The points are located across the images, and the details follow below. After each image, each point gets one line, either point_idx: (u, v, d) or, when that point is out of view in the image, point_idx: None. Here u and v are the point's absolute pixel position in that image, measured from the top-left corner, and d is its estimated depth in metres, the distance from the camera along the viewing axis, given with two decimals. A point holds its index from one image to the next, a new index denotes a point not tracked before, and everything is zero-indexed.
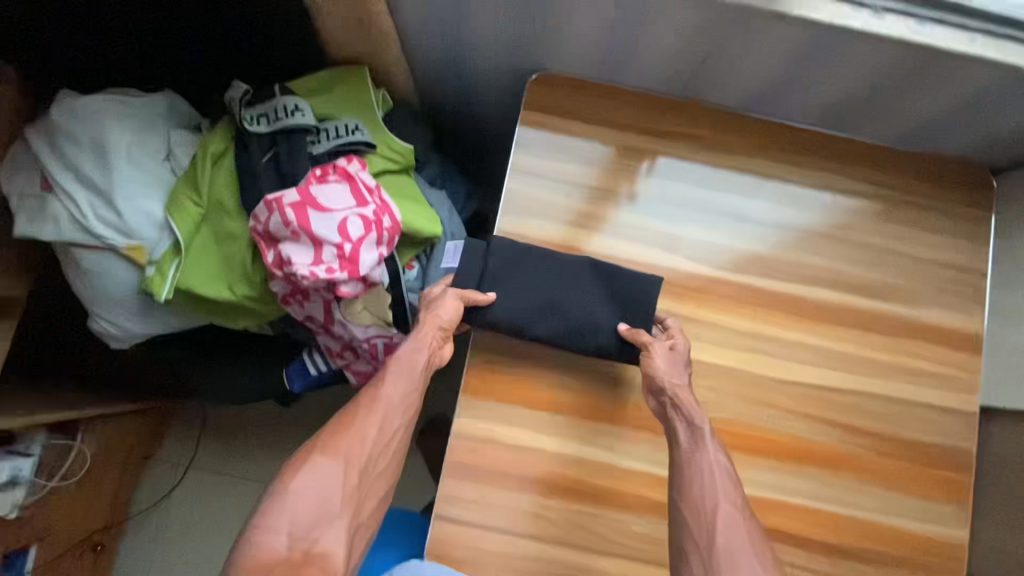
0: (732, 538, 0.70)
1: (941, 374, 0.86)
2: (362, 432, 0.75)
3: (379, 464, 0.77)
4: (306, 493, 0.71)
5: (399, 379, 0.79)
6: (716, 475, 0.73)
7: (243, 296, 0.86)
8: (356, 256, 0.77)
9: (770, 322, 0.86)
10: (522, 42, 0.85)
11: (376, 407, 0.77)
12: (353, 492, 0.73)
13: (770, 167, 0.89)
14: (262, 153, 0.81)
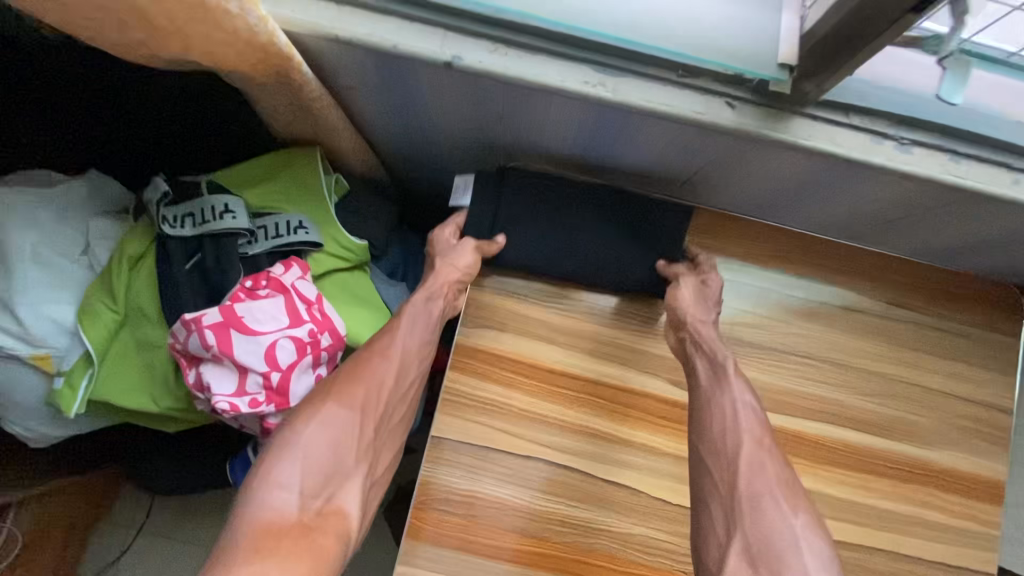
0: (758, 481, 0.61)
1: (958, 529, 0.75)
2: (378, 378, 0.68)
3: (390, 414, 0.69)
4: (317, 448, 0.62)
5: (414, 326, 0.72)
6: (748, 425, 0.65)
7: (167, 408, 0.77)
8: (286, 386, 0.68)
9: None
10: (492, 136, 0.75)
11: (388, 359, 0.69)
12: (366, 446, 0.66)
13: (771, 279, 0.79)
14: (185, 259, 0.71)
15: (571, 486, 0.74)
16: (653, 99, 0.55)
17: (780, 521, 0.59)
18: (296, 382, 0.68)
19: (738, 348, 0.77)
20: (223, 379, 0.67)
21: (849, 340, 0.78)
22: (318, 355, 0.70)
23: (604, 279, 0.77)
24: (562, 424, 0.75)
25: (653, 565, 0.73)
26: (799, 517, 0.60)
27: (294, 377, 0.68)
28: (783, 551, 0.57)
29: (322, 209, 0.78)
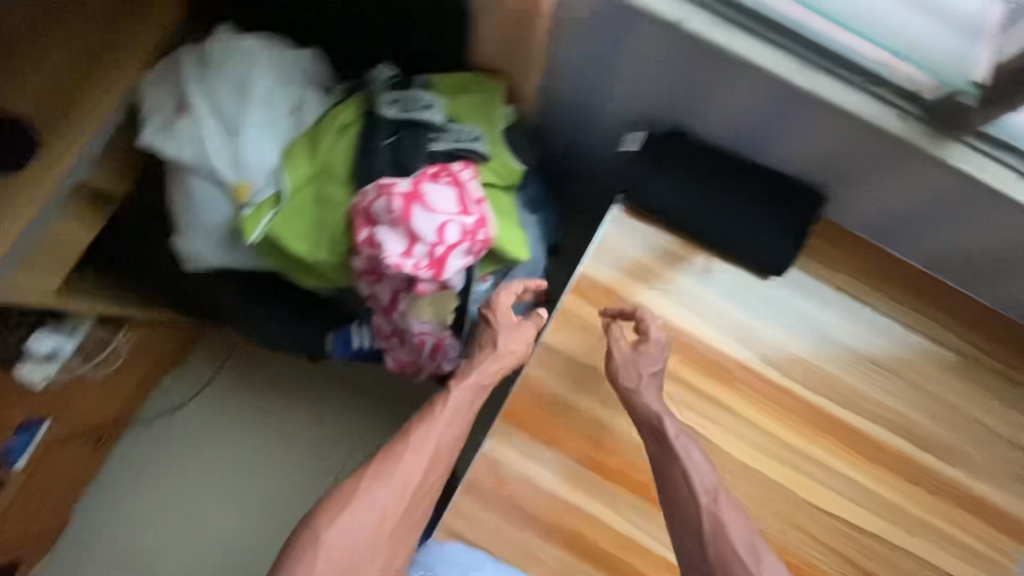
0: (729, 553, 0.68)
1: (982, 554, 0.83)
2: (406, 473, 0.76)
3: (414, 515, 0.77)
4: (326, 560, 0.71)
5: (450, 420, 0.81)
6: (704, 481, 0.72)
7: (323, 260, 0.89)
8: (444, 260, 0.80)
9: (820, 444, 0.85)
10: (660, 107, 0.85)
11: (435, 425, 0.79)
12: (383, 540, 0.74)
13: (866, 293, 0.88)
14: (386, 136, 0.83)
15: None
16: (840, 96, 0.66)
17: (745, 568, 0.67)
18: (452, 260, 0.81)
19: (820, 343, 0.87)
20: (395, 241, 0.79)
21: (921, 364, 0.87)
22: (473, 243, 0.82)
23: (738, 248, 0.85)
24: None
25: None
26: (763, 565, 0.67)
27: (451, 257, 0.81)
28: None
29: (494, 132, 0.89)
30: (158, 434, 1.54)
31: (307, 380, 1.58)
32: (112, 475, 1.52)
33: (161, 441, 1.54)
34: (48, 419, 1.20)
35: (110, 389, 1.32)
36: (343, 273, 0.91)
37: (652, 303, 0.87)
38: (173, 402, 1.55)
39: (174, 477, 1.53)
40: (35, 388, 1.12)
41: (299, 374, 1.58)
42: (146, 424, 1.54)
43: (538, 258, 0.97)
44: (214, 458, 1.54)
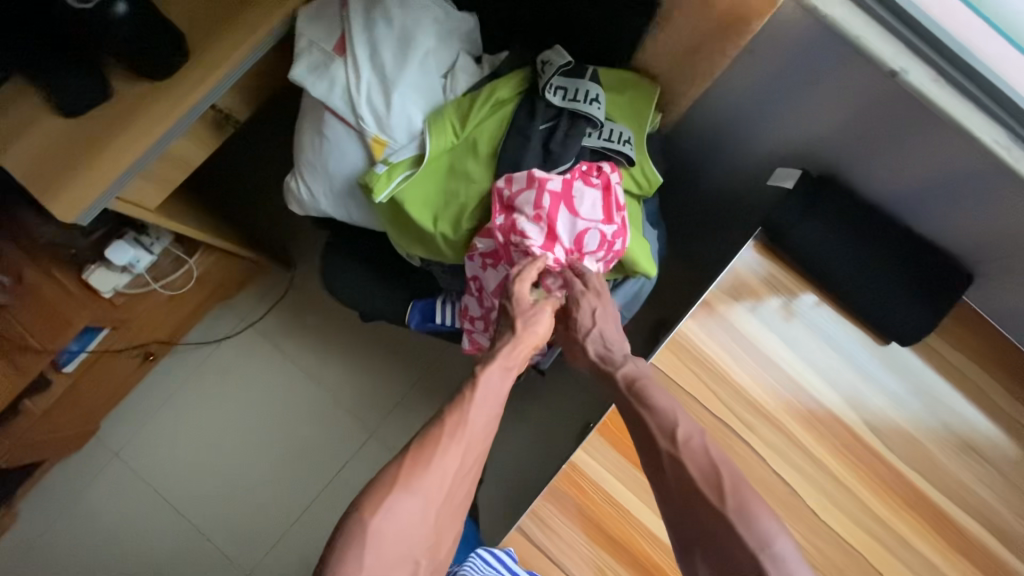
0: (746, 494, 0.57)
1: None
2: (447, 469, 0.63)
3: (459, 504, 0.65)
4: (362, 569, 0.56)
5: (487, 402, 0.68)
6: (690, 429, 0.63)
7: (441, 233, 0.85)
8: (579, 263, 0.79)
9: (909, 522, 0.83)
10: (826, 147, 0.82)
11: (479, 405, 0.67)
12: (429, 544, 0.61)
13: (983, 381, 0.85)
14: (542, 120, 0.80)
15: (739, 457, 0.83)
16: None
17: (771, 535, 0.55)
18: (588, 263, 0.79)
19: (929, 422, 0.84)
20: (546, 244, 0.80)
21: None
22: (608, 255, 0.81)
23: (875, 311, 0.82)
24: (754, 407, 0.84)
25: None
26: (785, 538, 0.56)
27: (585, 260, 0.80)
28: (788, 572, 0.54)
29: (642, 138, 0.86)
30: (198, 360, 1.53)
31: (353, 340, 1.55)
32: (147, 391, 1.52)
33: (199, 368, 1.52)
34: (106, 329, 1.18)
35: (172, 308, 1.29)
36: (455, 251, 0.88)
37: (768, 347, 0.85)
38: (219, 333, 1.53)
39: (205, 406, 1.51)
40: (103, 296, 1.10)
41: (347, 331, 1.55)
42: (189, 347, 1.52)
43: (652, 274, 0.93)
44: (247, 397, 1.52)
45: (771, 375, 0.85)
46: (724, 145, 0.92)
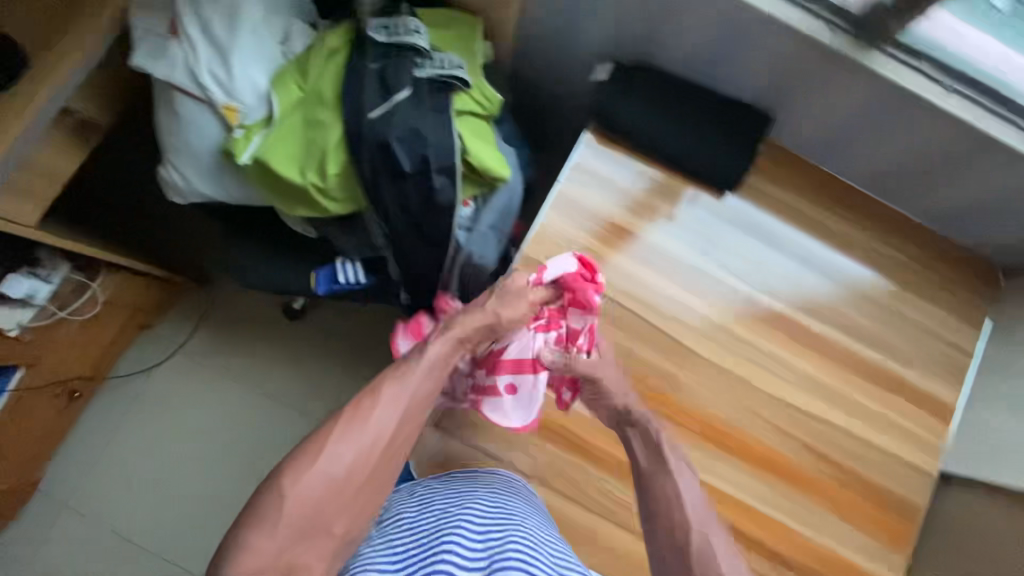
0: (718, 546, 0.68)
1: (912, 433, 0.93)
2: (377, 431, 0.72)
3: (383, 475, 0.72)
4: (298, 500, 0.66)
5: (426, 374, 0.77)
6: (691, 500, 0.72)
7: (312, 183, 0.92)
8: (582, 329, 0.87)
9: (772, 340, 0.94)
10: (625, 36, 0.93)
11: (404, 381, 0.76)
12: (350, 502, 0.69)
13: (809, 210, 0.98)
14: (373, 59, 0.88)
15: (619, 320, 0.93)
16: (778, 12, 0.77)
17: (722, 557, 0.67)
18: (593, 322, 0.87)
19: (771, 252, 0.96)
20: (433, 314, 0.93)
21: (860, 268, 0.97)
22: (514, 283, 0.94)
23: (699, 163, 0.94)
24: (620, 274, 0.94)
25: (671, 396, 0.92)
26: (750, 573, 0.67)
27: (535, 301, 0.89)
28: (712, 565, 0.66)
29: (473, 63, 0.96)
30: (131, 395, 1.51)
31: (282, 338, 1.55)
32: (84, 436, 1.48)
33: (134, 402, 1.51)
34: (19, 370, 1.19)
35: (86, 338, 1.31)
36: (331, 198, 0.95)
37: (622, 219, 0.95)
38: (148, 362, 1.53)
39: (147, 437, 1.49)
40: (9, 334, 1.11)
41: (276, 331, 1.55)
42: (120, 382, 1.50)
43: (519, 185, 1.02)
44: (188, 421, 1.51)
45: (629, 243, 0.95)
46: (552, 58, 1.02)
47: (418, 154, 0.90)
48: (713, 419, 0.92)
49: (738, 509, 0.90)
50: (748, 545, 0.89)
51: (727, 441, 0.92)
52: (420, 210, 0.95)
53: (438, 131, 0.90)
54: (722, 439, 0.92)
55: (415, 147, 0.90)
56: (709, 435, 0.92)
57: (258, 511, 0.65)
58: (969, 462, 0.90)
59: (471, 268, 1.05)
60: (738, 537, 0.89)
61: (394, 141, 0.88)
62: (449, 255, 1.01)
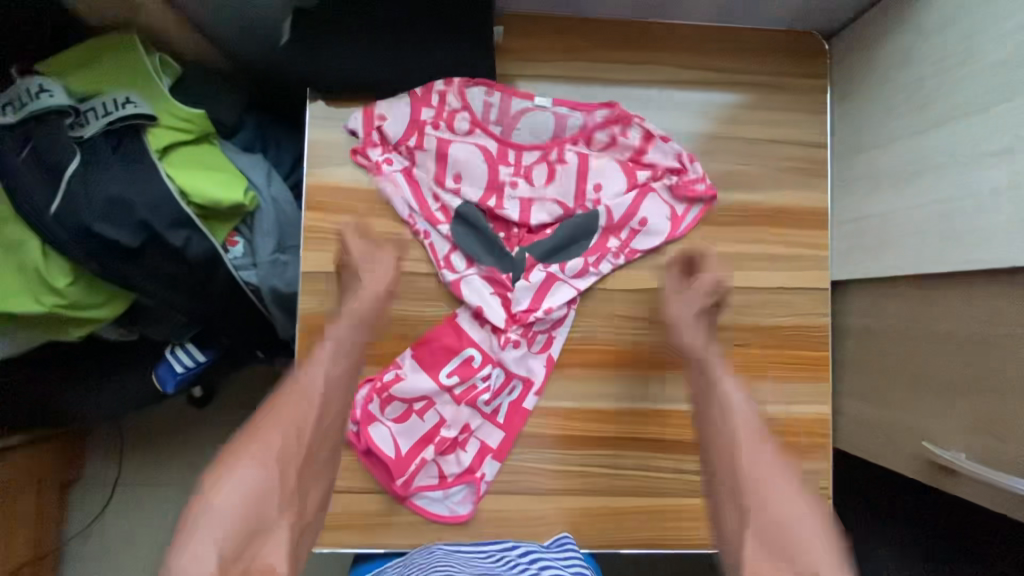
0: (769, 485, 0.60)
1: (790, 256, 0.83)
2: (303, 422, 0.64)
3: (316, 461, 0.65)
4: (229, 505, 0.55)
5: (334, 360, 0.71)
6: (748, 423, 0.67)
7: (52, 306, 0.81)
8: (661, 162, 0.84)
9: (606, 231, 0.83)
10: None
11: (314, 372, 0.69)
12: (292, 492, 0.60)
13: (586, 71, 0.84)
14: (18, 148, 0.74)
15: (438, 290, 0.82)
16: None
17: (799, 512, 0.58)
18: (660, 144, 0.84)
19: (562, 140, 0.85)
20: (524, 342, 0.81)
21: (667, 108, 0.85)
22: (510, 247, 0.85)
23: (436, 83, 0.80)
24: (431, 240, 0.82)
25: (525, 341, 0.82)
26: (811, 516, 0.58)
27: (510, 202, 0.84)
28: (798, 537, 0.56)
29: (150, 87, 0.80)
30: (95, 549, 1.44)
31: (205, 429, 1.48)
32: None
33: (100, 554, 1.44)
34: None
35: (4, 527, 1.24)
36: (88, 306, 0.84)
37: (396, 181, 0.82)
38: (94, 510, 1.45)
39: None
40: None
41: (197, 425, 1.48)
42: (77, 542, 1.44)
43: (283, 193, 0.88)
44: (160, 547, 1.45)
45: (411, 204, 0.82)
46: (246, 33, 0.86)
47: (133, 224, 0.77)
48: (579, 344, 0.82)
49: (644, 419, 0.82)
50: (668, 450, 0.82)
51: (603, 359, 0.82)
52: (183, 276, 0.83)
53: (141, 187, 0.77)
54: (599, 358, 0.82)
55: (124, 218, 0.76)
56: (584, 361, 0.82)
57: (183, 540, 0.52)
58: (856, 260, 0.80)
59: (284, 302, 0.92)
60: (651, 447, 0.81)
61: (94, 223, 0.75)
62: (252, 301, 0.91)
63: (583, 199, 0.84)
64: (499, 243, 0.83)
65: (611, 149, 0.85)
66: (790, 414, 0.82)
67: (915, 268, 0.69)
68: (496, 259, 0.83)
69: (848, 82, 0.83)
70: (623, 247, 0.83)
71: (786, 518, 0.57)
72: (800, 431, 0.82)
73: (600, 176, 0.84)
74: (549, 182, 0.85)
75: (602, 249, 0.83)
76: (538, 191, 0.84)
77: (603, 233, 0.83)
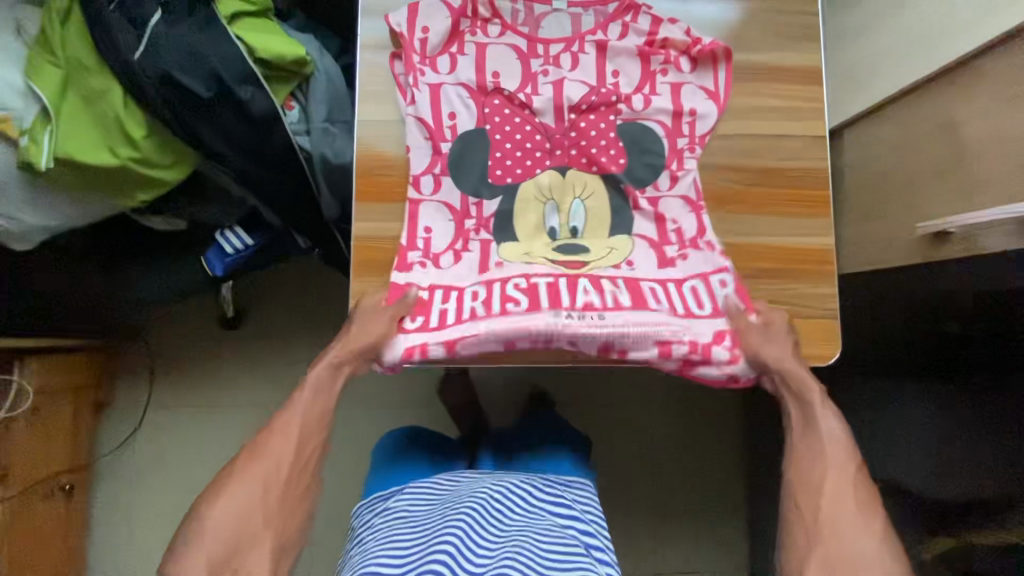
0: (838, 507, 0.70)
1: (792, 107, 0.94)
2: (279, 454, 0.74)
3: (298, 483, 0.74)
4: (220, 525, 0.69)
5: (313, 398, 0.79)
6: (836, 455, 0.74)
7: (127, 157, 0.88)
8: (674, 42, 0.93)
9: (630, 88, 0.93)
10: None
11: (293, 410, 0.78)
12: (274, 511, 0.71)
13: None
14: (107, 3, 0.83)
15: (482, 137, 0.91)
16: None
17: (868, 544, 0.67)
18: (667, 26, 0.93)
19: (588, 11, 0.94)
20: (637, 261, 0.90)
21: None
22: (512, 173, 0.90)
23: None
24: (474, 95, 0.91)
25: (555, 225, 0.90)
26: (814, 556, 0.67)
27: (544, 88, 0.92)
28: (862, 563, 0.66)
29: None
30: (126, 469, 1.47)
31: (235, 352, 1.52)
32: (100, 526, 1.44)
33: (130, 474, 1.47)
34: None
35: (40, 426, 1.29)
36: (157, 164, 0.92)
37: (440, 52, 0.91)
38: (126, 431, 1.48)
39: (158, 497, 1.46)
40: None
41: (227, 348, 1.52)
42: (108, 462, 1.46)
43: (334, 68, 0.97)
44: (190, 465, 1.48)
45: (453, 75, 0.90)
46: None
47: (206, 75, 0.85)
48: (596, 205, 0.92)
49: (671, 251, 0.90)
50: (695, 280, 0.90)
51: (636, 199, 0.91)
52: (246, 133, 0.91)
53: (213, 44, 0.86)
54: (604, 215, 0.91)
55: (199, 69, 0.85)
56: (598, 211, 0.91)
57: (184, 545, 0.69)
58: (851, 104, 0.90)
59: (333, 172, 0.99)
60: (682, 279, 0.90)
61: (173, 71, 0.84)
62: (304, 167, 0.98)
63: (607, 84, 0.93)
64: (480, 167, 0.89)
65: (627, 36, 0.94)
66: (799, 245, 0.91)
67: (900, 84, 0.79)
68: (476, 181, 0.89)
69: None
70: (690, 139, 0.92)
71: (856, 556, 0.66)
72: (809, 259, 0.91)
73: (619, 63, 0.93)
74: (575, 68, 0.93)
75: (677, 153, 0.92)
76: (567, 76, 0.92)
77: (664, 135, 0.92)
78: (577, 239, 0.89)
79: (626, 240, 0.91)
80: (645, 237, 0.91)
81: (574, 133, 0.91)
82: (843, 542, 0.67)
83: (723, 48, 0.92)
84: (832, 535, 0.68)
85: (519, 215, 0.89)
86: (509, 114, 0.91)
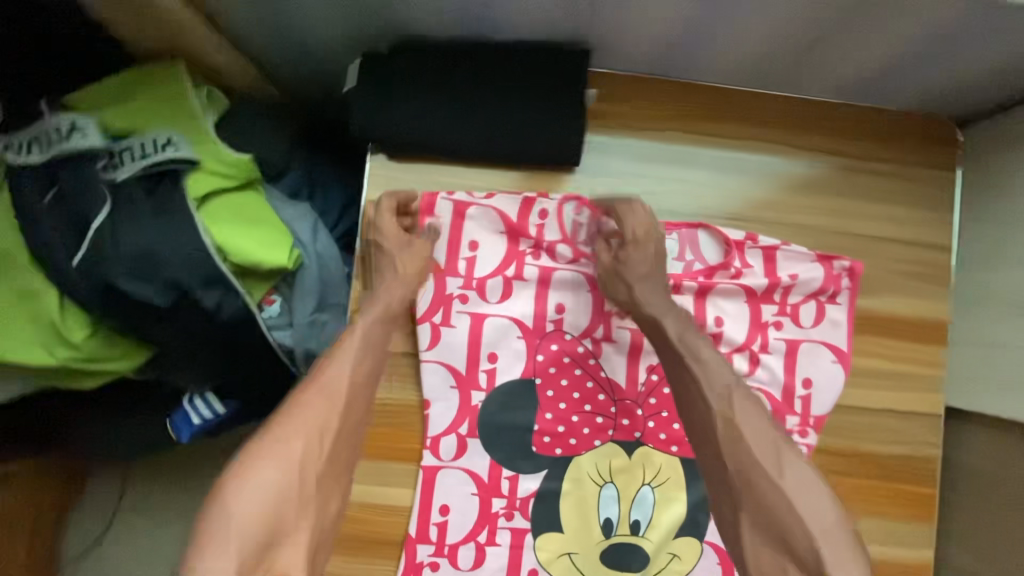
0: (786, 514, 0.51)
1: (902, 372, 0.74)
2: (325, 447, 0.58)
3: (339, 460, 0.59)
4: (250, 514, 0.50)
5: (359, 352, 0.64)
6: (749, 426, 0.55)
7: (66, 359, 0.71)
8: (803, 284, 0.74)
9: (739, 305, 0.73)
10: (363, 19, 0.68)
11: (340, 360, 0.62)
12: (311, 495, 0.55)
13: (688, 143, 0.75)
14: (42, 194, 0.67)
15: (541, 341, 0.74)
16: None
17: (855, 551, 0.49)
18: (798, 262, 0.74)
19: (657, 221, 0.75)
20: None
21: (776, 195, 0.76)
22: (564, 442, 0.72)
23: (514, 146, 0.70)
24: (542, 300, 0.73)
25: (611, 528, 0.71)
26: None
27: (619, 334, 0.73)
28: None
29: (196, 127, 0.71)
30: None
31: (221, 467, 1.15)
32: None
33: None
34: None
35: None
36: (106, 359, 0.75)
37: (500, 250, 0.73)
38: (96, 529, 1.12)
39: None
40: None
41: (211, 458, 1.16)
42: None
43: (331, 250, 0.79)
44: None
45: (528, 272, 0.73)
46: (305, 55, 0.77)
47: (161, 282, 0.67)
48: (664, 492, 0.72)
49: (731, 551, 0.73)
50: None
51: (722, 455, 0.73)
52: (211, 337, 0.73)
53: (173, 244, 0.67)
54: (663, 521, 0.72)
55: (153, 275, 0.67)
56: (664, 518, 0.72)
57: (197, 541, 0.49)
58: (978, 390, 0.71)
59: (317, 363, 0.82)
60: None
61: (118, 279, 0.66)
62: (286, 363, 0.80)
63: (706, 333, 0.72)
64: (518, 440, 0.71)
65: (741, 279, 0.74)
66: (888, 559, 0.73)
67: None
68: (513, 453, 0.71)
69: (983, 184, 0.74)
70: (802, 419, 0.72)
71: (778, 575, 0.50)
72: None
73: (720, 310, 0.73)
74: None
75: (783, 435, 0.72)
76: None
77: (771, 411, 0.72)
78: (637, 538, 0.71)
79: (693, 544, 0.73)
80: (717, 549, 0.73)
81: (654, 396, 0.73)
82: (768, 497, 0.52)
83: (849, 263, 0.73)
84: (750, 493, 0.53)
85: (566, 500, 0.71)
86: (568, 370, 0.72)
